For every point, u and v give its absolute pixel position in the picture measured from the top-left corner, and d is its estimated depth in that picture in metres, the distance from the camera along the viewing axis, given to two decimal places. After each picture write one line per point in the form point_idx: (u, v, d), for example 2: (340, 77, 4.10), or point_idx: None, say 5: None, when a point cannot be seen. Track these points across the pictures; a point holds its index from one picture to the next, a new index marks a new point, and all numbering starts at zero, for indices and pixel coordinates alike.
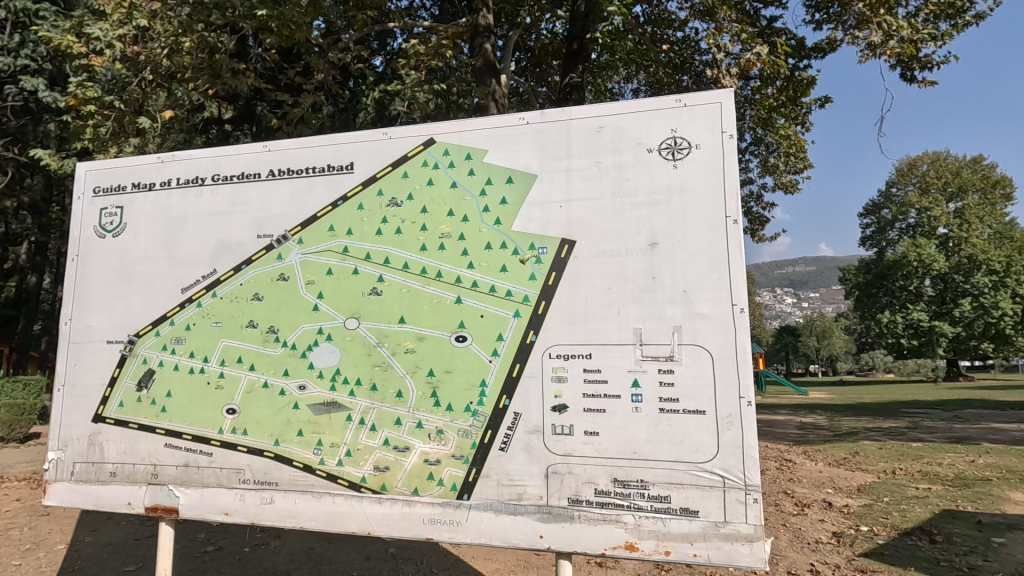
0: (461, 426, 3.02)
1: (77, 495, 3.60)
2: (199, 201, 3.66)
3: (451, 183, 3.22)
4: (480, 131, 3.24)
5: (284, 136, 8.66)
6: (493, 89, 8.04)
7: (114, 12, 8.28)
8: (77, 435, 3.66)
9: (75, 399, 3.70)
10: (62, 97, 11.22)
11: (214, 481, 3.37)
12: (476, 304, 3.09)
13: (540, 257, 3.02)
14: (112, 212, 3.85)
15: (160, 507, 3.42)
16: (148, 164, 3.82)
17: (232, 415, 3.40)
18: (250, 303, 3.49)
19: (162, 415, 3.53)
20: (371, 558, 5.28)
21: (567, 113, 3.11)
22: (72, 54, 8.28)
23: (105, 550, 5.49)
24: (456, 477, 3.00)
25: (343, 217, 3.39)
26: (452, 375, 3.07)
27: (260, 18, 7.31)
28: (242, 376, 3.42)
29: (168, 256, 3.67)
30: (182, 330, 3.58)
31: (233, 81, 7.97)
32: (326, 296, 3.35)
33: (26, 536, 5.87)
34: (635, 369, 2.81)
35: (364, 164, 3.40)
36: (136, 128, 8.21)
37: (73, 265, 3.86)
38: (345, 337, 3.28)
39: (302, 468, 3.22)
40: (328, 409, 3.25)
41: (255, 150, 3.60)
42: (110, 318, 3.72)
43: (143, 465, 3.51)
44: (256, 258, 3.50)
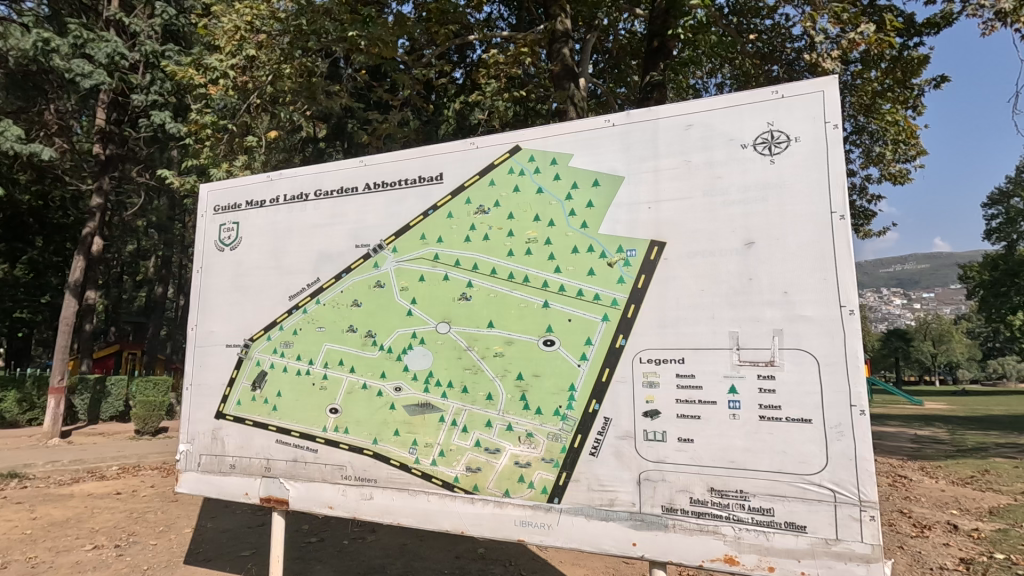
0: (551, 429, 3.03)
1: (202, 484, 3.99)
2: (303, 215, 3.95)
3: (537, 188, 3.26)
4: (565, 136, 3.26)
5: (374, 151, 9.20)
6: (571, 92, 8.05)
7: (227, 45, 9.04)
8: (202, 430, 4.06)
9: (200, 397, 4.11)
10: (184, 127, 12.56)
11: (319, 476, 3.60)
12: (564, 308, 3.10)
13: (628, 259, 2.97)
14: (230, 227, 4.24)
15: (272, 498, 3.70)
16: (259, 183, 4.18)
17: (335, 414, 3.63)
18: (350, 309, 3.71)
19: (273, 413, 3.83)
20: (460, 556, 5.41)
21: (653, 112, 3.05)
22: (194, 84, 9.33)
23: (224, 535, 6.04)
24: (547, 481, 3.01)
25: (434, 226, 3.52)
26: (540, 378, 3.10)
27: (351, 40, 7.79)
28: (343, 378, 3.65)
29: (277, 266, 3.98)
30: (290, 334, 3.87)
31: (328, 101, 8.59)
32: (419, 302, 3.49)
33: (158, 519, 6.58)
34: (732, 374, 2.69)
35: (453, 174, 3.52)
36: (243, 148, 9.10)
37: (199, 277, 4.30)
38: (437, 341, 3.40)
39: (399, 466, 3.38)
40: (422, 410, 3.39)
41: (353, 165, 3.85)
42: (228, 324, 4.10)
43: (258, 459, 3.82)
44: (354, 267, 3.72)
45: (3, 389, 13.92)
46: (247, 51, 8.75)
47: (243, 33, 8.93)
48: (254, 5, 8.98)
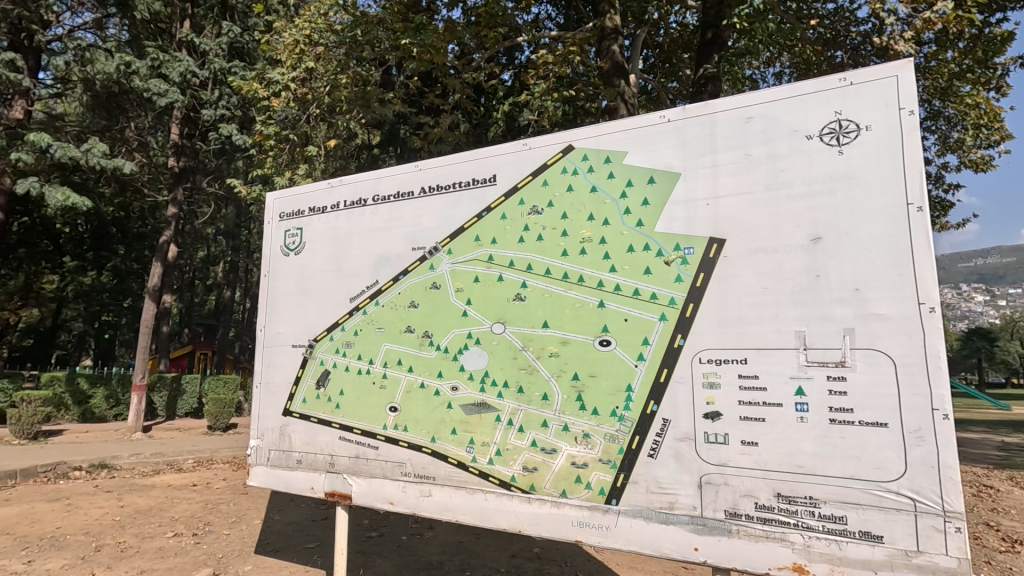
0: (608, 430, 3.01)
1: (271, 477, 4.19)
2: (362, 219, 4.09)
3: (591, 187, 3.25)
4: (619, 133, 3.23)
5: (426, 155, 9.43)
6: (621, 89, 7.96)
7: (288, 58, 9.51)
8: (271, 426, 4.27)
9: (269, 395, 4.32)
10: (249, 138, 13.26)
11: (380, 472, 3.71)
12: (620, 308, 3.07)
13: (686, 257, 2.91)
14: (294, 233, 4.44)
15: (336, 493, 3.84)
16: (321, 190, 4.35)
17: (394, 412, 3.73)
18: (408, 310, 3.80)
19: (336, 411, 3.98)
20: (516, 555, 5.44)
21: (711, 106, 2.98)
22: (259, 98, 9.87)
23: (290, 527, 6.33)
24: (604, 482, 2.99)
25: (488, 227, 3.56)
26: (597, 379, 3.08)
27: (404, 48, 8.01)
28: (401, 377, 3.75)
29: (338, 270, 4.13)
30: (351, 335, 4.01)
31: (382, 109, 8.88)
32: (474, 303, 3.55)
33: (231, 510, 6.97)
34: (798, 376, 2.59)
35: (506, 176, 3.55)
36: (304, 156, 9.54)
37: (266, 281, 4.52)
38: (493, 341, 3.44)
39: (456, 464, 3.44)
40: (478, 409, 3.43)
41: (409, 170, 3.95)
42: (294, 325, 4.30)
43: (322, 455, 3.98)
44: (411, 269, 3.81)
45: (93, 386, 15.10)
46: (306, 62, 9.11)
47: (302, 47, 9.32)
48: (313, 19, 9.34)
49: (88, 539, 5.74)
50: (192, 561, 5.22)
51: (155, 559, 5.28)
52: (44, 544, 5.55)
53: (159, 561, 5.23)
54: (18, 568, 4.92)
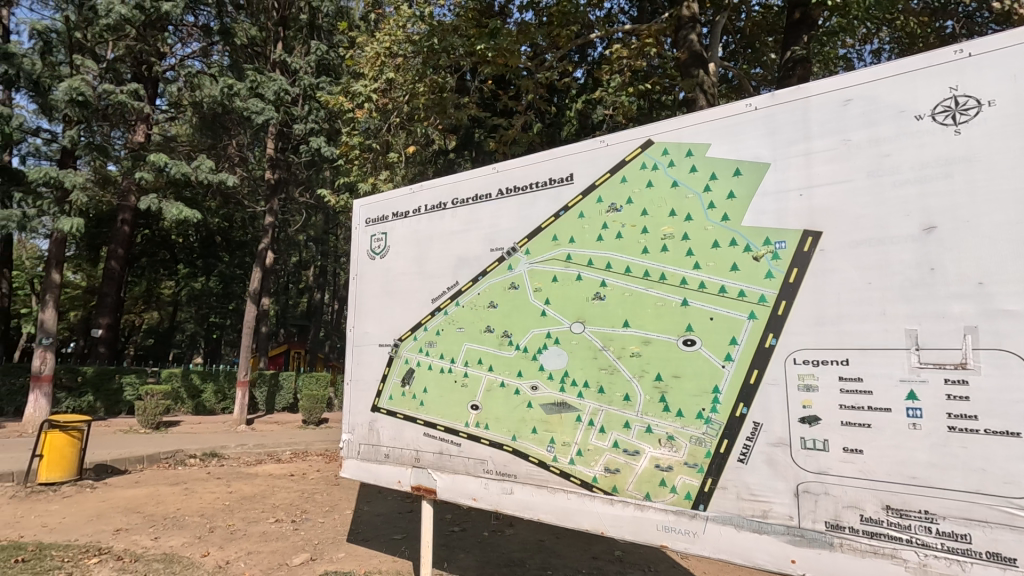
0: (693, 433, 2.90)
1: (362, 470, 4.41)
2: (442, 222, 4.21)
3: (673, 182, 3.15)
4: (702, 125, 3.11)
5: (501, 157, 9.57)
6: (700, 79, 7.67)
7: (371, 71, 9.99)
8: (360, 421, 4.50)
9: (359, 391, 4.56)
10: (336, 149, 14.08)
11: (463, 469, 3.81)
12: (705, 306, 2.95)
13: (777, 252, 2.75)
14: (379, 237, 4.65)
15: (422, 487, 3.99)
16: (403, 196, 4.53)
17: (476, 410, 3.81)
18: (487, 310, 3.87)
19: (421, 408, 4.12)
20: (597, 557, 5.39)
21: (803, 91, 2.80)
22: (344, 111, 10.45)
23: (378, 519, 6.64)
24: (691, 486, 2.88)
25: (566, 227, 3.55)
26: (681, 380, 2.98)
27: (479, 54, 8.17)
28: (482, 376, 3.82)
29: (420, 272, 4.28)
30: (433, 335, 4.13)
31: (458, 113, 9.11)
32: (553, 303, 3.55)
33: (324, 500, 7.42)
34: (909, 379, 2.38)
35: (583, 174, 3.53)
36: (385, 163, 10.00)
37: (354, 284, 4.77)
38: (572, 341, 3.43)
39: (537, 463, 3.46)
40: (559, 409, 3.43)
41: (486, 172, 4.02)
42: (380, 325, 4.50)
43: (408, 450, 4.14)
44: (490, 270, 3.87)
45: (204, 382, 16.61)
46: (387, 74, 9.54)
47: (383, 59, 9.76)
48: (392, 32, 9.74)
49: (202, 521, 6.32)
50: (292, 545, 5.61)
51: (259, 541, 5.72)
52: (167, 523, 6.18)
53: (263, 543, 5.66)
54: (146, 544, 5.51)
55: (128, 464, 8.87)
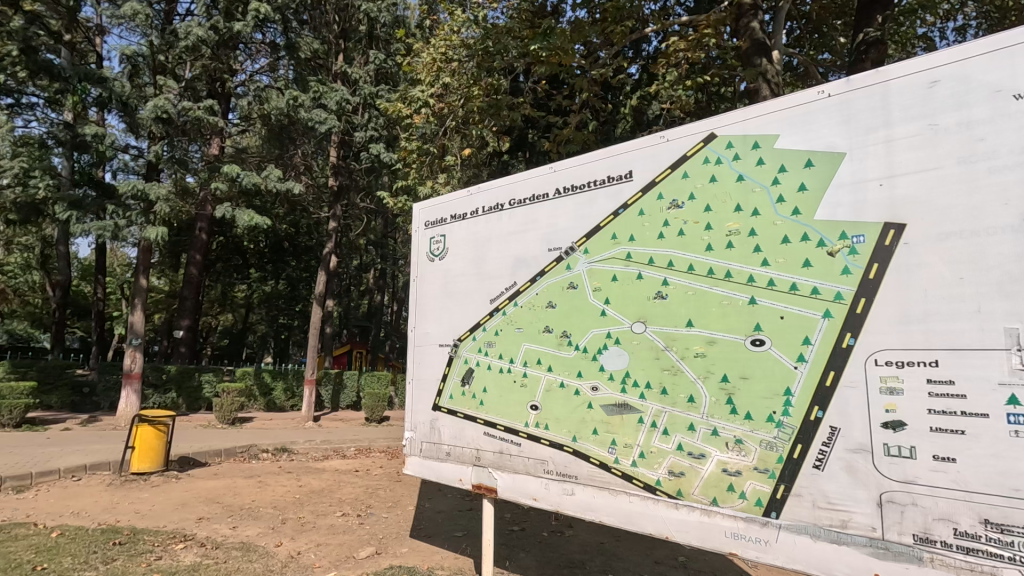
0: (763, 436, 2.78)
1: (424, 468, 4.51)
2: (499, 223, 4.24)
3: (738, 176, 3.04)
4: (769, 116, 2.98)
5: (556, 157, 9.58)
6: (763, 68, 7.35)
7: (427, 77, 10.23)
8: (422, 420, 4.60)
9: (420, 390, 4.67)
10: (394, 155, 14.52)
11: (524, 468, 3.82)
12: (774, 305, 2.82)
13: (855, 247, 2.60)
14: (438, 240, 4.74)
15: (483, 486, 4.03)
16: (461, 198, 4.60)
17: (535, 410, 3.82)
18: (546, 310, 3.86)
19: (481, 407, 4.17)
20: (660, 562, 5.28)
21: (883, 74, 2.64)
22: (403, 117, 10.79)
23: (440, 515, 6.78)
24: (762, 492, 2.77)
25: (625, 225, 3.50)
26: (749, 381, 2.86)
27: (533, 54, 8.18)
28: (542, 376, 3.82)
29: (479, 272, 4.33)
30: (492, 335, 4.17)
31: (512, 115, 9.19)
32: (613, 302, 3.50)
33: (388, 495, 7.64)
34: (1009, 382, 2.18)
35: (643, 171, 3.46)
36: (442, 167, 10.25)
37: (415, 285, 4.89)
38: (633, 341, 3.37)
39: (599, 464, 3.42)
40: (620, 410, 3.38)
41: (543, 172, 4.01)
42: (440, 326, 4.59)
43: (469, 449, 4.19)
44: (548, 270, 3.87)
45: (274, 380, 17.50)
46: (443, 79, 9.73)
47: (439, 64, 9.97)
48: (446, 37, 9.90)
49: (276, 512, 6.66)
50: (358, 539, 5.80)
51: (328, 534, 5.96)
52: (243, 514, 6.53)
53: (331, 536, 5.89)
54: (226, 532, 5.85)
55: (208, 457, 9.47)
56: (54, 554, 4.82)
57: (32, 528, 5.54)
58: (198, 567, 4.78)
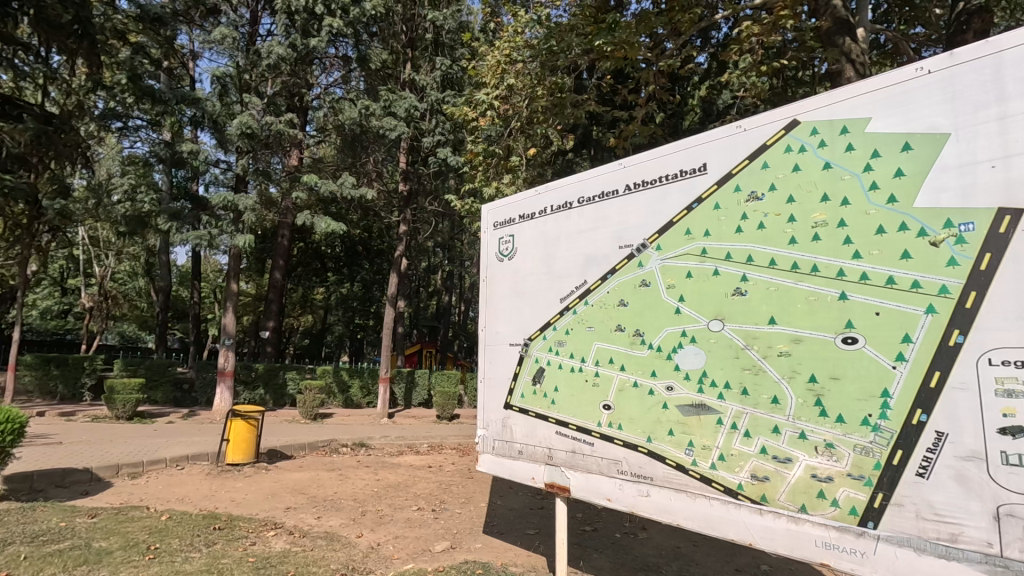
0: (858, 440, 2.60)
1: (497, 465, 4.57)
2: (568, 221, 4.22)
3: (824, 164, 2.88)
4: (859, 98, 2.79)
5: (622, 153, 9.44)
6: (847, 48, 6.88)
7: (492, 79, 10.36)
8: (495, 418, 4.66)
9: (491, 389, 4.73)
10: (460, 158, 14.85)
11: (597, 468, 3.78)
12: (868, 300, 2.64)
13: (963, 236, 2.38)
14: (507, 240, 4.79)
15: (556, 485, 4.02)
16: (529, 198, 4.62)
17: (608, 410, 3.77)
18: (617, 309, 3.81)
19: (552, 406, 4.17)
20: (742, 570, 5.07)
21: (993, 45, 2.39)
22: (470, 121, 11.01)
23: (512, 513, 6.85)
24: (856, 500, 2.60)
25: (700, 219, 3.38)
26: (841, 382, 2.69)
27: (598, 49, 8.09)
28: (614, 375, 3.77)
29: (548, 272, 4.33)
30: (563, 334, 4.16)
31: (576, 113, 9.14)
32: (688, 299, 3.39)
33: (461, 491, 7.80)
34: None
35: (718, 163, 3.34)
36: (508, 168, 10.34)
37: (485, 286, 4.96)
38: (710, 339, 3.25)
39: (675, 466, 3.33)
40: (697, 410, 3.27)
41: (612, 169, 3.96)
42: (510, 325, 4.64)
43: (541, 448, 4.21)
44: (619, 268, 3.81)
45: (352, 377, 18.31)
46: (508, 80, 9.82)
47: (503, 66, 10.09)
48: (511, 39, 10.01)
49: (356, 504, 6.97)
50: (434, 533, 5.97)
51: (405, 527, 6.17)
52: (327, 505, 6.89)
53: (409, 529, 6.09)
54: (312, 522, 6.19)
55: (294, 450, 10.04)
56: (165, 536, 5.29)
57: (145, 511, 6.10)
58: (288, 554, 5.09)
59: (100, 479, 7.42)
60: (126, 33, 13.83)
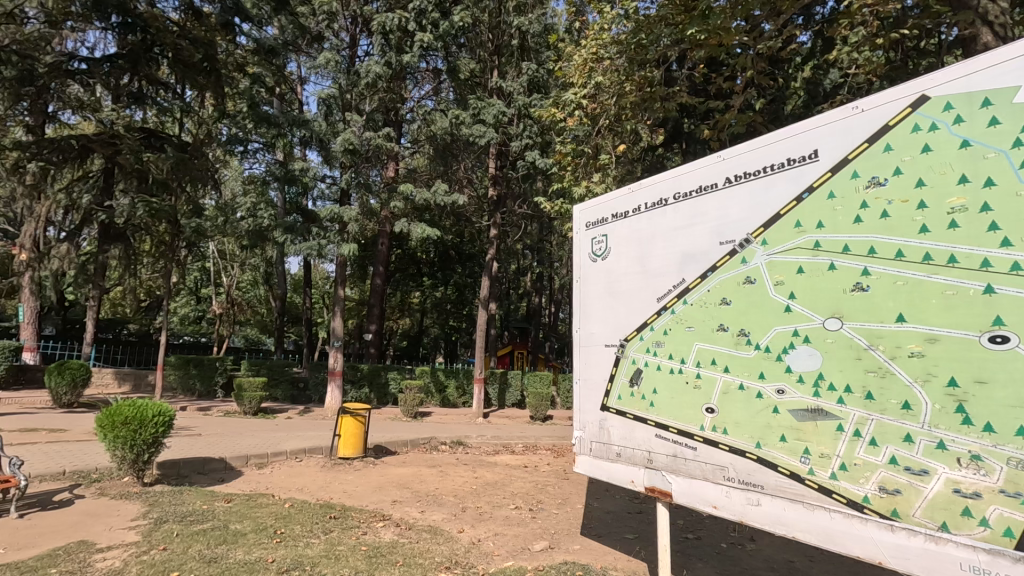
0: (1012, 453, 2.30)
1: (595, 467, 4.52)
2: (663, 218, 4.10)
3: (961, 142, 2.58)
4: (1004, 65, 2.47)
5: (718, 144, 9.02)
6: (984, 8, 6.09)
7: (580, 79, 10.31)
8: (591, 419, 4.62)
9: (588, 390, 4.71)
10: (548, 160, 14.93)
11: (701, 474, 3.63)
12: (1020, 294, 2.33)
13: None
14: (600, 240, 4.74)
15: (656, 489, 3.91)
16: (622, 196, 4.55)
17: (712, 414, 3.61)
18: (719, 308, 3.64)
19: (651, 408, 4.06)
20: None
21: None
22: (558, 122, 10.99)
23: (609, 516, 6.77)
24: (1013, 522, 2.28)
25: (811, 210, 3.16)
26: (989, 387, 2.39)
27: (690, 38, 7.78)
28: (717, 377, 3.61)
29: (643, 271, 4.23)
30: (661, 334, 4.04)
31: (667, 106, 8.88)
32: (799, 296, 3.17)
33: (557, 492, 7.83)
34: None
35: (831, 149, 3.10)
36: (598, 167, 10.24)
37: (578, 287, 4.95)
38: (827, 339, 3.02)
39: (789, 474, 3.13)
40: (813, 416, 3.05)
41: (711, 162, 3.81)
42: (605, 326, 4.58)
43: (640, 450, 4.11)
44: (721, 265, 3.64)
45: (448, 378, 18.94)
46: (595, 79, 9.75)
47: (591, 65, 10.03)
48: (597, 36, 9.93)
49: (457, 501, 7.22)
50: (532, 532, 6.03)
51: (504, 525, 6.29)
52: (429, 500, 7.20)
53: (508, 527, 6.20)
54: (417, 515, 6.49)
55: (397, 446, 10.58)
56: (289, 522, 5.80)
57: (271, 498, 6.73)
58: (396, 545, 5.37)
59: (232, 467, 8.27)
60: (245, 66, 15.33)
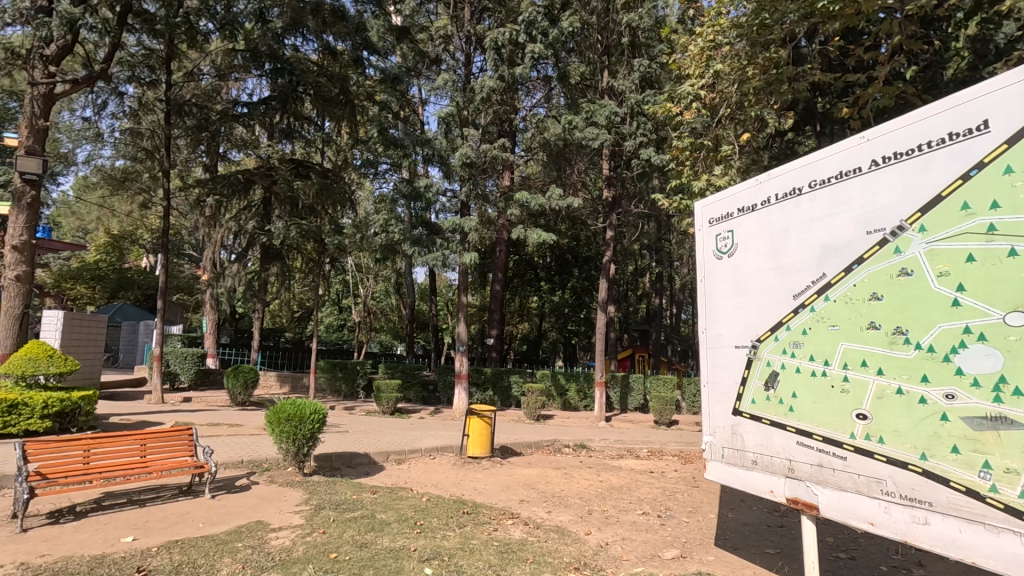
0: None
1: (727, 474, 4.30)
2: (798, 209, 3.81)
3: None
4: None
5: (858, 124, 8.16)
6: None
7: (696, 69, 9.91)
8: (722, 424, 4.41)
9: (717, 394, 4.49)
10: (664, 155, 14.50)
11: (853, 486, 3.31)
12: None
13: None
14: (725, 236, 4.52)
15: (800, 501, 3.65)
16: (749, 189, 4.30)
17: (864, 420, 3.28)
18: (869, 304, 3.31)
19: (791, 414, 3.78)
20: None
21: None
22: (673, 116, 10.60)
23: (746, 528, 6.38)
24: None
25: (982, 189, 2.78)
26: None
27: (820, 12, 7.14)
28: (870, 380, 3.27)
29: (776, 266, 3.96)
30: (800, 334, 3.76)
31: (796, 87, 8.22)
32: (970, 288, 2.79)
33: (687, 500, 7.53)
34: None
35: (1004, 117, 2.71)
36: (719, 159, 9.73)
37: (702, 286, 4.76)
38: (1009, 337, 2.62)
39: (964, 490, 2.76)
40: (993, 424, 2.65)
41: (854, 144, 3.49)
42: (734, 326, 4.36)
43: (779, 458, 3.84)
44: (869, 256, 3.32)
45: (568, 381, 19.00)
46: (713, 67, 9.37)
47: (708, 53, 9.63)
48: (713, 22, 9.53)
49: (583, 503, 7.24)
50: (662, 539, 5.88)
51: (632, 530, 6.19)
52: (556, 501, 7.29)
53: (636, 532, 6.10)
54: (544, 515, 6.62)
55: (522, 447, 10.84)
56: (427, 514, 6.22)
57: (411, 492, 7.27)
58: (526, 542, 5.53)
59: (375, 462, 9.04)
60: (373, 94, 16.72)
